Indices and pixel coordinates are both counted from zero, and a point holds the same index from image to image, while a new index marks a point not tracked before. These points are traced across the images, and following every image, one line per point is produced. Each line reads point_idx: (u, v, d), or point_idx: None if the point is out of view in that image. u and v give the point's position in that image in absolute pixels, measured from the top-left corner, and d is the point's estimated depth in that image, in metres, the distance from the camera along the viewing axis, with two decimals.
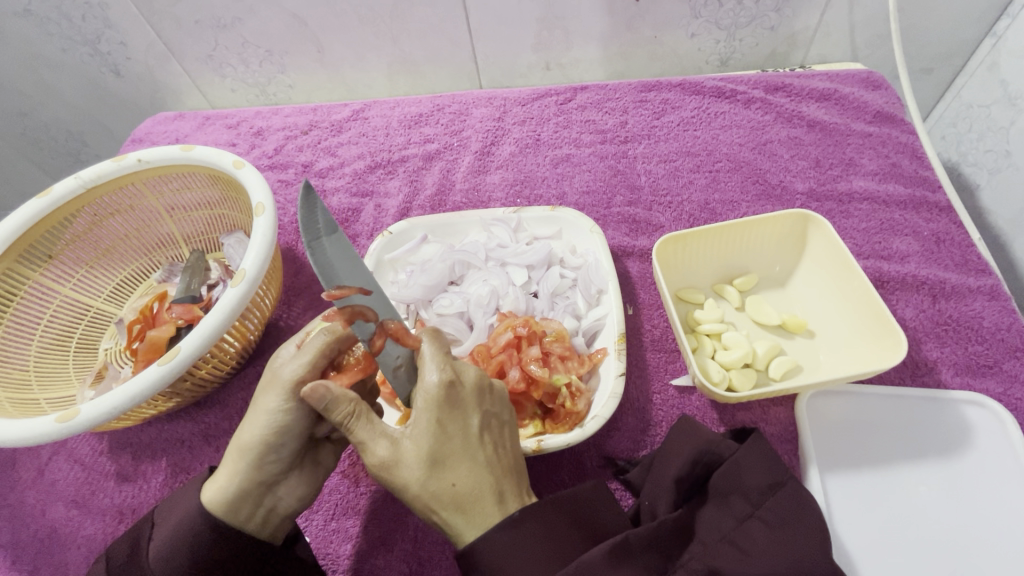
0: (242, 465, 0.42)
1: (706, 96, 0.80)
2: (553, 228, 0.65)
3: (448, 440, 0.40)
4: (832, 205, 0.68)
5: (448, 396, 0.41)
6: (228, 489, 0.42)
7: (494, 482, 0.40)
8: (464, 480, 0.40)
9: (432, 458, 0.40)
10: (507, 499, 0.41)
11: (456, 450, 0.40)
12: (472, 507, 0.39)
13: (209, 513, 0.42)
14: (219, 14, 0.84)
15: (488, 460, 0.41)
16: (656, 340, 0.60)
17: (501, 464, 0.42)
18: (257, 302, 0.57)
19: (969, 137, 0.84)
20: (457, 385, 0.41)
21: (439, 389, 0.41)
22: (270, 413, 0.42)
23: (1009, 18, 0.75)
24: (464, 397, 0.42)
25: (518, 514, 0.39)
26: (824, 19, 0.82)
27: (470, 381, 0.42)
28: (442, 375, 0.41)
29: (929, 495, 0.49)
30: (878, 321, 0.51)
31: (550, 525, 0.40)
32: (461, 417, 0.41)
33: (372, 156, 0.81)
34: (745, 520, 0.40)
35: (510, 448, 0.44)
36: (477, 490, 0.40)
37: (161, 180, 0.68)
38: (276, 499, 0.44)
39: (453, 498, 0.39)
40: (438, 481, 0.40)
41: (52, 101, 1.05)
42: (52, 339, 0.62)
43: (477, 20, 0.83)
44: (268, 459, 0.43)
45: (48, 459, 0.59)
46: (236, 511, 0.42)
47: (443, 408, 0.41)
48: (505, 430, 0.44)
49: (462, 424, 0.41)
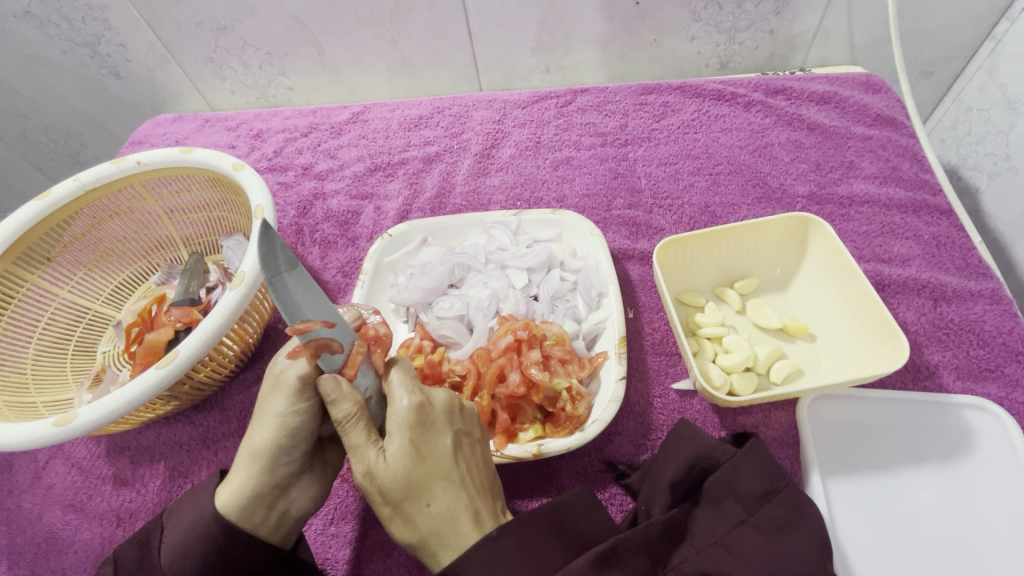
0: (256, 468, 0.42)
1: (707, 98, 0.80)
2: (553, 231, 0.65)
3: (422, 462, 0.40)
4: (833, 209, 0.68)
5: (419, 418, 0.40)
6: (242, 493, 0.42)
7: (471, 501, 0.40)
8: (440, 501, 0.39)
9: (406, 480, 0.39)
10: (484, 519, 0.40)
11: (429, 471, 0.40)
12: (449, 529, 0.39)
13: (223, 518, 0.41)
14: (219, 15, 0.84)
15: (463, 481, 0.41)
16: (656, 344, 0.60)
17: (476, 482, 0.42)
18: (256, 305, 0.56)
19: (969, 140, 0.84)
20: (427, 406, 0.41)
21: (410, 412, 0.40)
22: (282, 416, 0.41)
23: (1008, 21, 0.75)
24: (435, 417, 0.41)
25: (494, 533, 0.39)
26: (824, 22, 0.82)
27: (440, 401, 0.42)
28: (413, 398, 0.41)
29: (931, 500, 0.49)
30: (881, 325, 0.51)
31: (529, 540, 0.40)
32: (435, 437, 0.41)
33: (371, 159, 0.81)
34: (737, 526, 0.40)
35: (483, 465, 0.43)
36: (452, 510, 0.39)
37: (160, 182, 0.67)
38: (289, 502, 0.44)
39: (429, 520, 0.39)
40: (413, 503, 0.39)
41: (51, 103, 1.05)
42: (50, 342, 0.62)
43: (476, 23, 0.83)
44: (282, 461, 0.42)
45: (45, 463, 0.59)
46: (250, 515, 0.42)
47: (415, 430, 0.40)
48: (477, 449, 0.44)
49: (434, 445, 0.41)
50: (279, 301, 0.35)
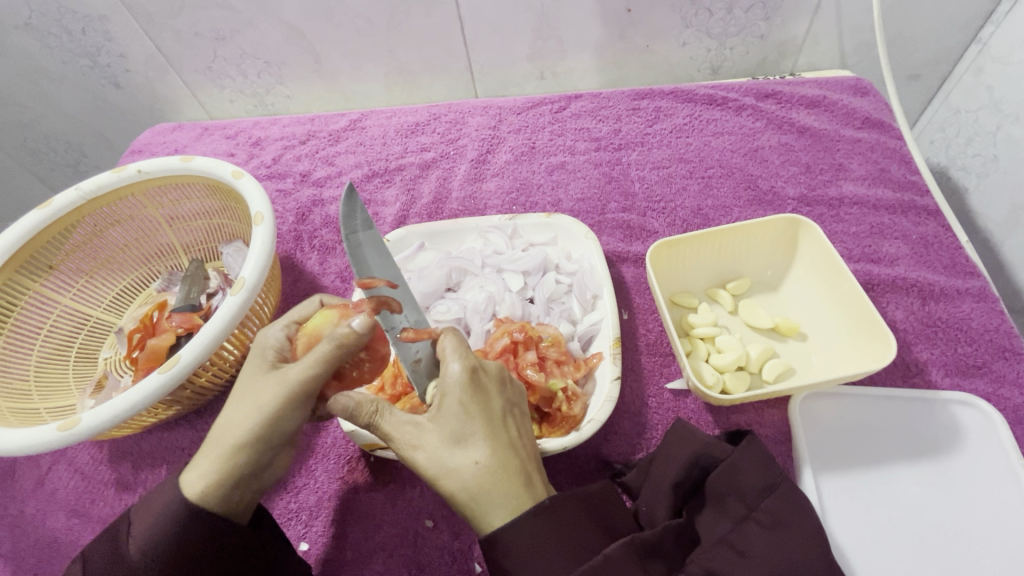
0: (235, 459, 0.41)
1: (699, 103, 0.81)
2: (549, 234, 0.66)
3: (470, 422, 0.39)
4: (823, 210, 0.69)
5: (471, 380, 0.40)
6: (216, 479, 0.41)
7: (520, 464, 0.40)
8: (488, 460, 0.39)
9: (456, 439, 0.39)
10: (534, 483, 0.40)
11: (479, 430, 0.39)
12: (497, 488, 0.38)
13: (195, 503, 0.41)
14: (218, 26, 0.86)
15: (512, 443, 0.41)
16: (651, 345, 0.61)
17: (524, 448, 0.41)
18: (256, 310, 0.57)
19: (958, 142, 0.85)
20: (480, 370, 0.41)
21: (463, 374, 0.40)
22: (272, 415, 0.40)
23: (993, 25, 0.77)
24: (486, 383, 0.41)
25: (547, 501, 0.39)
26: (813, 27, 0.83)
27: (492, 368, 0.42)
28: (466, 361, 0.41)
29: (921, 494, 0.50)
30: (869, 323, 0.52)
31: (572, 520, 0.39)
32: (485, 400, 0.40)
33: (369, 165, 0.82)
34: (741, 522, 0.41)
35: (530, 434, 0.43)
36: (501, 470, 0.39)
37: (160, 190, 0.68)
38: (262, 483, 0.43)
39: (478, 479, 0.38)
40: (462, 461, 0.39)
41: (51, 114, 1.06)
42: (52, 349, 0.63)
43: (472, 30, 0.84)
44: (261, 455, 0.41)
45: (47, 469, 0.59)
46: (226, 498, 0.42)
47: (468, 391, 0.40)
48: (523, 418, 0.44)
49: (485, 407, 0.40)
50: (354, 258, 0.47)
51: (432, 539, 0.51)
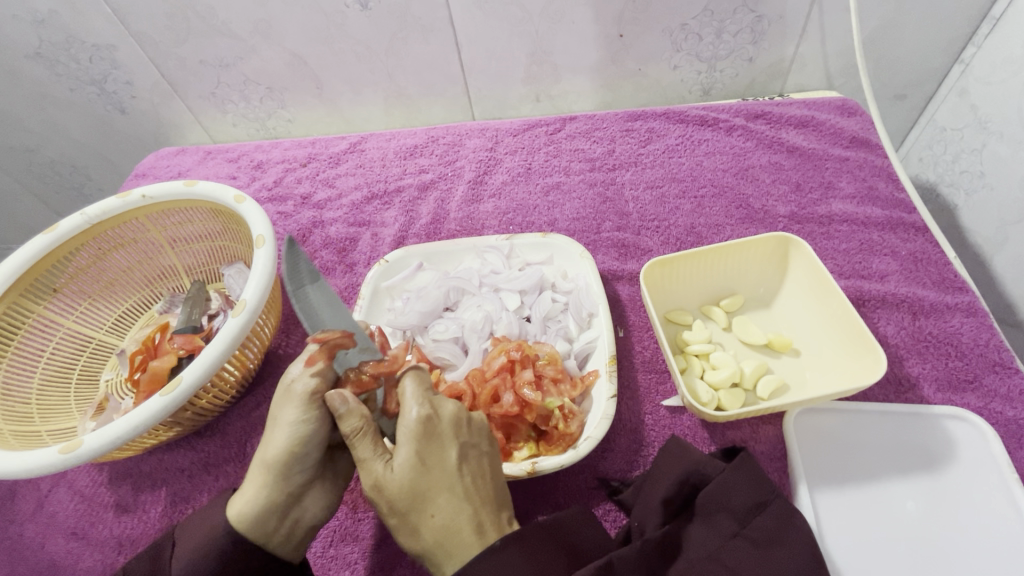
0: (268, 479, 0.43)
1: (690, 124, 0.83)
2: (545, 254, 0.67)
3: (426, 473, 0.41)
4: (813, 228, 0.71)
5: (425, 430, 0.42)
6: (252, 504, 0.43)
7: (474, 512, 0.41)
8: (443, 512, 0.40)
9: (412, 490, 0.40)
10: (487, 528, 0.40)
11: (434, 482, 0.41)
12: (452, 539, 0.40)
13: (235, 528, 0.43)
14: (222, 54, 0.88)
15: (468, 491, 0.41)
16: (646, 362, 0.61)
17: (480, 493, 0.42)
18: (257, 331, 0.58)
19: (945, 159, 0.87)
20: (434, 419, 0.42)
21: (416, 424, 0.41)
22: (295, 427, 0.42)
23: (975, 46, 0.79)
24: (440, 430, 0.42)
25: (498, 543, 0.39)
26: (800, 50, 0.86)
27: (447, 414, 0.43)
28: (421, 411, 0.42)
29: (916, 509, 0.50)
30: (859, 338, 0.53)
31: (535, 547, 0.40)
32: (440, 451, 0.42)
33: (369, 187, 0.84)
34: (730, 539, 0.41)
35: (491, 477, 0.43)
36: (456, 521, 0.40)
37: (163, 214, 0.70)
38: (301, 511, 0.45)
39: (433, 531, 0.40)
40: (419, 513, 0.40)
41: (57, 138, 1.08)
42: (55, 371, 0.63)
43: (468, 56, 0.87)
44: (293, 472, 0.43)
45: (48, 491, 0.60)
46: (262, 527, 0.43)
47: (421, 441, 0.41)
48: (484, 459, 0.44)
49: (440, 456, 0.42)
50: (302, 310, 0.47)
51: None
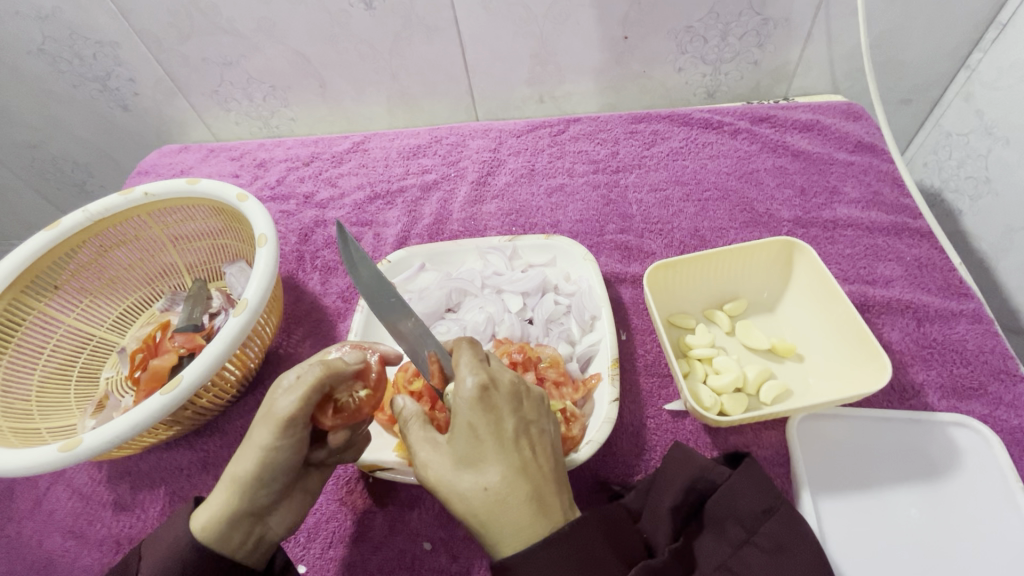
0: (236, 497, 0.42)
1: (695, 126, 0.83)
2: (548, 256, 0.67)
3: (480, 441, 0.40)
4: (818, 232, 0.70)
5: (482, 400, 0.39)
6: (219, 521, 0.42)
7: (533, 489, 0.39)
8: (494, 485, 0.39)
9: (462, 455, 0.40)
10: (551, 508, 0.39)
11: (488, 453, 0.39)
12: (502, 517, 0.38)
13: (200, 541, 0.42)
14: (225, 52, 0.88)
15: (525, 467, 0.40)
16: (649, 365, 0.61)
17: (541, 469, 0.40)
18: (258, 331, 0.58)
19: (950, 164, 0.87)
20: (491, 389, 0.40)
21: (472, 395, 0.39)
22: (263, 451, 0.41)
23: (981, 52, 0.79)
24: (497, 401, 0.40)
25: (563, 530, 0.38)
26: (805, 54, 0.86)
27: (504, 385, 0.41)
28: (476, 379, 0.40)
29: (919, 517, 0.50)
30: (863, 343, 0.52)
31: (592, 541, 0.39)
32: (495, 421, 0.40)
33: (372, 187, 0.83)
34: (740, 546, 0.41)
35: (552, 462, 0.42)
36: (510, 497, 0.38)
37: (165, 212, 0.70)
38: (267, 526, 0.44)
39: (484, 503, 0.39)
40: (470, 482, 0.39)
41: (60, 135, 1.08)
42: (54, 369, 0.63)
43: (472, 57, 0.87)
44: (258, 493, 0.42)
45: (46, 489, 0.60)
46: (226, 542, 0.42)
47: (476, 411, 0.39)
48: (546, 438, 0.42)
49: (496, 429, 0.40)
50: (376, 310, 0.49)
51: (430, 561, 0.51)
